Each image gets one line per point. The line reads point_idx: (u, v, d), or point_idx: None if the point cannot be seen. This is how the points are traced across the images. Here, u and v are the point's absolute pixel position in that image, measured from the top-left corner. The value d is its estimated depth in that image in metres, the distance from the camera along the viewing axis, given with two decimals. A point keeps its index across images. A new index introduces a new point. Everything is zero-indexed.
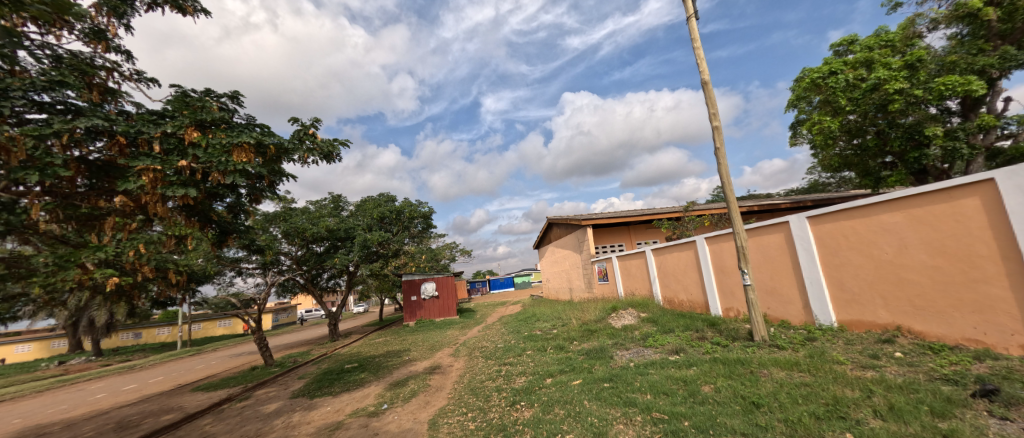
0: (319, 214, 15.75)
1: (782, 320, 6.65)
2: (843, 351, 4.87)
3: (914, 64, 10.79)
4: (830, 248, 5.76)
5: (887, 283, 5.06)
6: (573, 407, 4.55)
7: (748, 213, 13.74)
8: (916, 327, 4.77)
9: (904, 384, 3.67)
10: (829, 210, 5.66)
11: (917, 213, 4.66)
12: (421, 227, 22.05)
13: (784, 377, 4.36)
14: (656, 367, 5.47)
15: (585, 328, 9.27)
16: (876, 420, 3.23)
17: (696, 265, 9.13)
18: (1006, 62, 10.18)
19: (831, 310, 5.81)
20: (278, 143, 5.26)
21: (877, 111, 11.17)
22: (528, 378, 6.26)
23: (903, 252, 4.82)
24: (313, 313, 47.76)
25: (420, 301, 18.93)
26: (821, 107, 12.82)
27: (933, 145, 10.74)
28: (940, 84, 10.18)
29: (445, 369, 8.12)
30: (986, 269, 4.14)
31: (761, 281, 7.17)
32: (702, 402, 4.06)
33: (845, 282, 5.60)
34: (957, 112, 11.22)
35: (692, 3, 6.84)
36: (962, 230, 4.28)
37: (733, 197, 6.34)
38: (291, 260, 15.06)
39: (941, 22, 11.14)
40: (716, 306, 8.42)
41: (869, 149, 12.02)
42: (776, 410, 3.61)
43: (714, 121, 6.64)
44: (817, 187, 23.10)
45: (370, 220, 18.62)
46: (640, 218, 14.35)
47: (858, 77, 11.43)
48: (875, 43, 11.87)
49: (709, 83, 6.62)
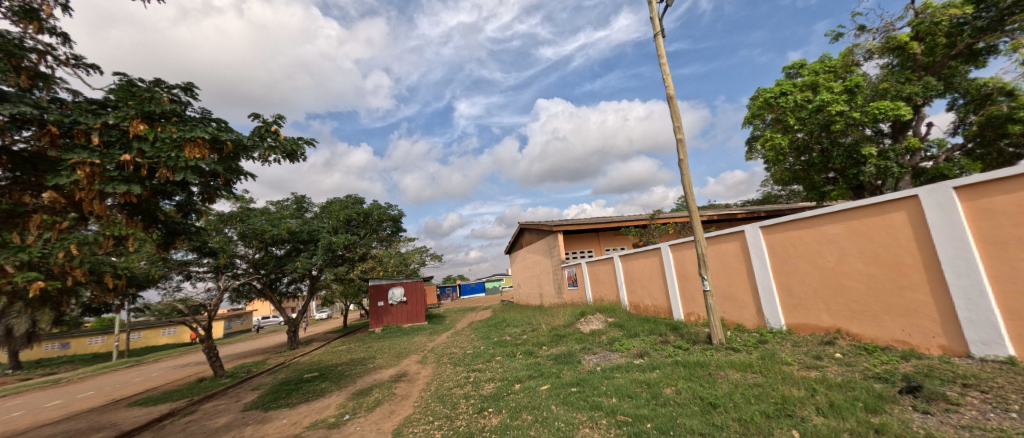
0: (280, 215, 15.03)
1: (738, 324, 7.07)
2: (791, 352, 5.24)
3: (853, 88, 11.75)
4: (781, 256, 6.19)
5: (829, 289, 5.50)
6: (540, 413, 4.64)
7: (709, 222, 14.46)
8: (853, 330, 5.20)
9: (843, 383, 4.01)
10: (780, 220, 6.10)
11: (855, 225, 5.10)
12: (390, 230, 21.66)
13: (739, 379, 4.64)
14: (621, 371, 5.66)
15: (554, 333, 9.42)
16: (818, 417, 3.52)
17: (661, 272, 9.50)
18: (929, 92, 11.28)
19: (781, 315, 6.22)
20: (236, 139, 5.05)
21: (821, 130, 12.04)
22: (497, 385, 6.31)
23: (843, 260, 5.26)
24: (269, 319, 45.44)
25: (387, 307, 18.47)
26: (772, 124, 13.64)
27: (869, 164, 11.64)
28: (875, 108, 11.13)
29: (411, 377, 8.01)
30: (911, 277, 4.57)
31: (719, 288, 7.56)
32: (664, 404, 4.26)
33: (793, 288, 6.02)
34: (889, 134, 12.31)
35: (659, 21, 7.21)
36: (893, 241, 4.71)
37: (696, 207, 6.66)
38: (247, 263, 14.34)
39: (875, 53, 12.23)
40: (679, 311, 8.80)
41: (815, 165, 12.91)
42: (730, 410, 3.85)
43: (677, 133, 6.99)
44: (770, 198, 24.58)
45: (336, 223, 18.00)
46: (610, 225, 14.78)
47: (804, 99, 12.32)
48: (821, 68, 12.78)
49: (674, 97, 7.02)
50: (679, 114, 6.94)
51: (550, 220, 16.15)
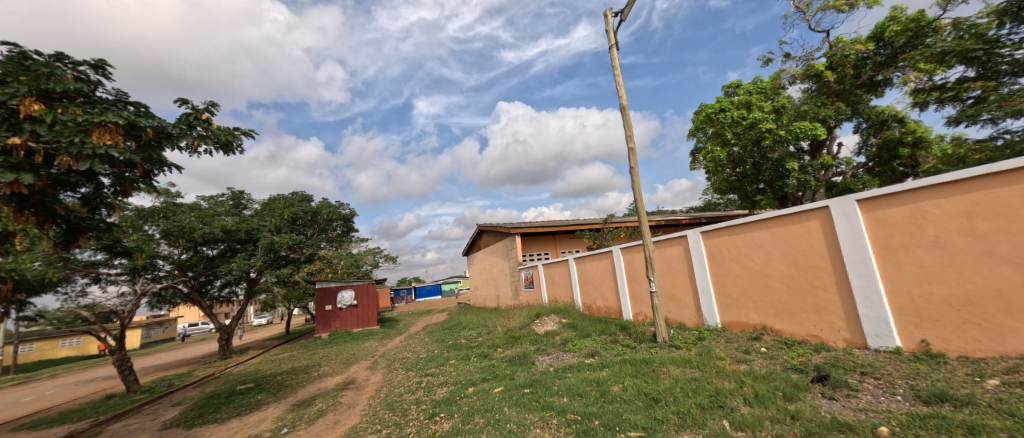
0: (212, 212, 13.72)
1: (680, 322, 7.57)
2: (724, 348, 5.72)
3: (779, 109, 13.00)
4: (717, 259, 6.72)
5: (757, 289, 6.06)
6: (492, 415, 4.72)
7: (656, 226, 15.32)
8: (776, 326, 5.76)
9: (766, 374, 4.45)
10: (717, 226, 6.63)
11: (780, 231, 5.67)
12: (341, 230, 20.88)
13: (679, 374, 5.00)
14: (573, 371, 5.88)
15: (509, 335, 9.55)
16: (745, 406, 3.89)
17: (612, 274, 9.94)
18: (840, 115, 12.64)
19: (716, 314, 6.76)
20: (157, 126, 5.00)
21: (754, 145, 13.23)
22: (450, 389, 6.31)
23: (769, 263, 5.82)
24: (198, 326, 41.77)
25: (335, 311, 17.68)
26: (712, 138, 14.71)
27: (792, 177, 12.90)
28: (797, 127, 12.38)
29: (359, 384, 7.79)
30: (823, 278, 5.16)
31: (664, 289, 8.04)
32: (611, 401, 4.49)
33: (727, 289, 6.56)
34: (808, 151, 13.71)
35: (614, 34, 7.58)
36: (809, 246, 5.29)
37: (644, 212, 7.06)
38: (171, 264, 13.00)
39: (798, 78, 13.62)
40: (628, 311, 9.25)
41: (748, 176, 14.08)
42: (671, 404, 4.14)
43: (629, 142, 7.38)
44: (710, 206, 26.42)
45: (280, 221, 16.98)
46: (565, 228, 15.20)
47: (740, 116, 13.43)
48: (753, 88, 13.99)
49: (626, 107, 7.41)
50: (631, 124, 7.33)
51: (508, 223, 16.32)
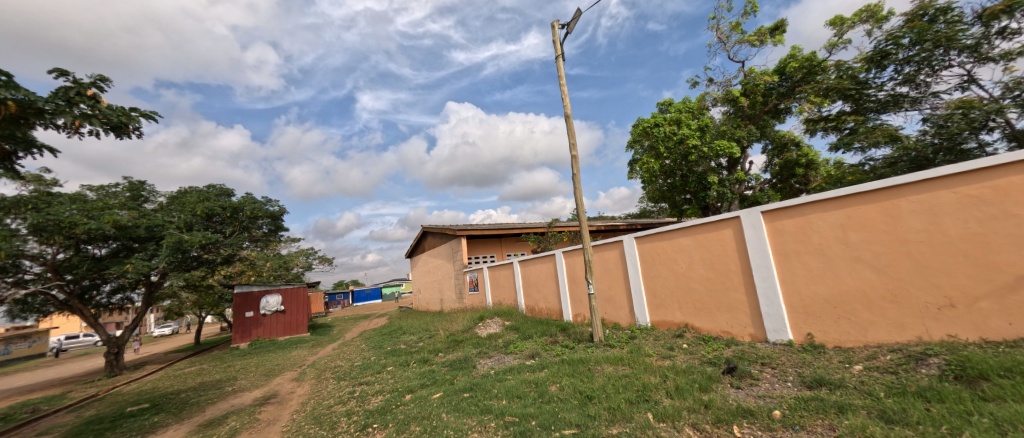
0: (101, 204, 11.67)
1: (614, 322, 8.04)
2: (653, 345, 6.19)
3: (703, 127, 14.30)
4: (648, 262, 7.25)
5: (681, 291, 6.63)
6: (429, 422, 4.70)
7: (597, 231, 16.09)
8: (696, 324, 6.35)
9: (686, 368, 4.91)
10: (649, 232, 7.16)
11: (701, 238, 6.26)
12: (266, 229, 19.28)
13: (611, 371, 5.33)
14: (513, 373, 6.02)
15: (452, 339, 9.50)
16: (667, 399, 4.26)
17: (554, 277, 10.30)
18: (750, 137, 14.24)
19: (646, 313, 7.28)
20: (23, 100, 4.25)
21: (682, 159, 14.46)
22: (385, 397, 6.16)
23: (692, 267, 6.40)
24: (82, 339, 36.06)
25: (257, 319, 16.34)
26: (647, 150, 15.78)
27: (712, 189, 14.32)
28: (718, 146, 13.82)
29: (282, 398, 7.30)
30: (734, 280, 5.79)
31: (601, 290, 8.49)
32: (548, 401, 4.69)
33: (656, 290, 7.10)
34: (725, 167, 15.20)
35: (560, 45, 7.91)
36: (724, 251, 5.91)
37: (584, 218, 7.42)
38: (43, 265, 10.86)
39: (718, 101, 15.10)
40: (568, 312, 9.63)
41: (677, 187, 15.28)
42: (603, 400, 4.41)
43: (572, 150, 7.73)
44: (645, 213, 28.22)
45: (191, 217, 14.80)
46: (511, 231, 15.45)
47: (671, 131, 14.55)
48: (682, 107, 15.25)
49: (570, 116, 7.76)
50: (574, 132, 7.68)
51: (453, 225, 16.21)
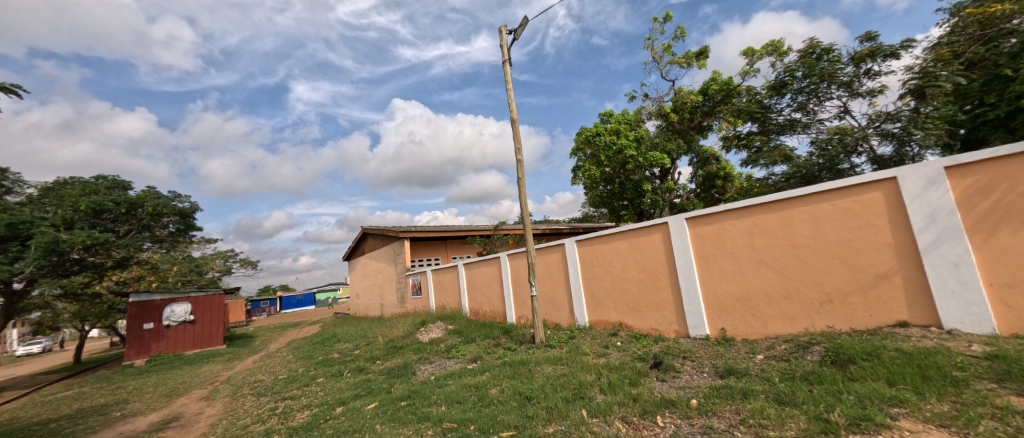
0: None
1: (556, 323, 8.30)
2: (590, 344, 6.49)
3: (639, 138, 15.23)
4: (587, 265, 7.60)
5: (616, 292, 7.03)
6: (363, 435, 4.52)
7: (541, 235, 16.47)
8: (629, 322, 6.78)
9: (618, 365, 5.21)
10: (589, 236, 7.51)
11: (634, 242, 6.69)
12: (173, 228, 16.39)
13: (550, 371, 5.49)
14: (453, 378, 5.98)
15: (391, 345, 9.20)
16: (600, 395, 4.49)
17: (498, 279, 10.40)
18: (680, 150, 15.45)
19: (585, 314, 7.62)
20: None
21: (621, 167, 15.30)
22: (314, 411, 5.81)
23: (626, 269, 6.83)
24: None
25: (159, 330, 14.58)
26: (589, 157, 16.46)
27: (647, 196, 15.37)
28: (652, 156, 14.75)
29: (187, 421, 6.58)
30: (662, 281, 6.27)
31: (544, 293, 8.72)
32: (487, 404, 4.73)
33: (594, 291, 7.46)
34: (658, 176, 16.32)
35: (508, 50, 8.04)
36: (653, 254, 6.38)
37: (529, 222, 7.58)
38: None
39: (652, 115, 16.20)
40: (511, 314, 9.78)
41: (616, 193, 16.11)
42: (542, 400, 4.54)
43: (518, 154, 7.87)
44: (587, 218, 29.40)
45: (71, 213, 11.71)
46: (456, 234, 15.32)
47: (611, 141, 15.31)
48: (621, 118, 16.11)
49: (516, 121, 7.91)
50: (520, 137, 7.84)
51: (396, 227, 15.72)
